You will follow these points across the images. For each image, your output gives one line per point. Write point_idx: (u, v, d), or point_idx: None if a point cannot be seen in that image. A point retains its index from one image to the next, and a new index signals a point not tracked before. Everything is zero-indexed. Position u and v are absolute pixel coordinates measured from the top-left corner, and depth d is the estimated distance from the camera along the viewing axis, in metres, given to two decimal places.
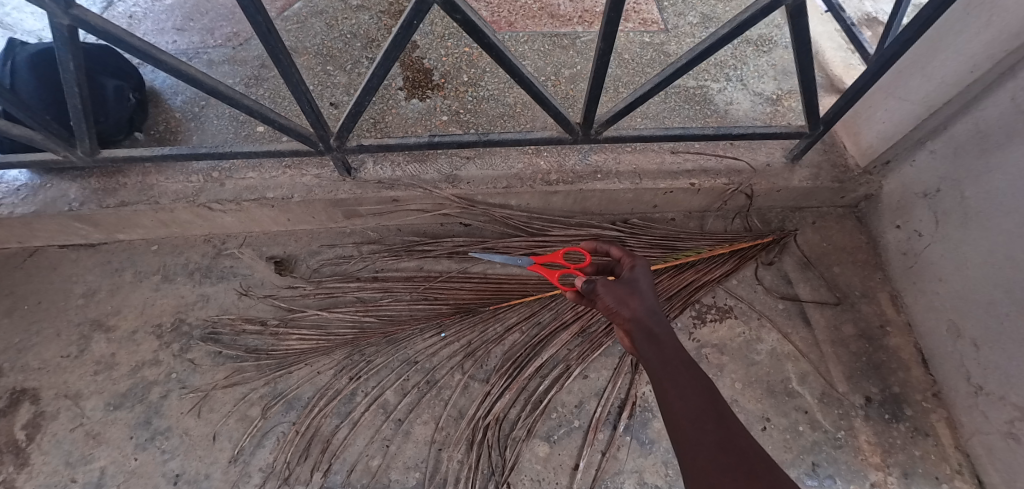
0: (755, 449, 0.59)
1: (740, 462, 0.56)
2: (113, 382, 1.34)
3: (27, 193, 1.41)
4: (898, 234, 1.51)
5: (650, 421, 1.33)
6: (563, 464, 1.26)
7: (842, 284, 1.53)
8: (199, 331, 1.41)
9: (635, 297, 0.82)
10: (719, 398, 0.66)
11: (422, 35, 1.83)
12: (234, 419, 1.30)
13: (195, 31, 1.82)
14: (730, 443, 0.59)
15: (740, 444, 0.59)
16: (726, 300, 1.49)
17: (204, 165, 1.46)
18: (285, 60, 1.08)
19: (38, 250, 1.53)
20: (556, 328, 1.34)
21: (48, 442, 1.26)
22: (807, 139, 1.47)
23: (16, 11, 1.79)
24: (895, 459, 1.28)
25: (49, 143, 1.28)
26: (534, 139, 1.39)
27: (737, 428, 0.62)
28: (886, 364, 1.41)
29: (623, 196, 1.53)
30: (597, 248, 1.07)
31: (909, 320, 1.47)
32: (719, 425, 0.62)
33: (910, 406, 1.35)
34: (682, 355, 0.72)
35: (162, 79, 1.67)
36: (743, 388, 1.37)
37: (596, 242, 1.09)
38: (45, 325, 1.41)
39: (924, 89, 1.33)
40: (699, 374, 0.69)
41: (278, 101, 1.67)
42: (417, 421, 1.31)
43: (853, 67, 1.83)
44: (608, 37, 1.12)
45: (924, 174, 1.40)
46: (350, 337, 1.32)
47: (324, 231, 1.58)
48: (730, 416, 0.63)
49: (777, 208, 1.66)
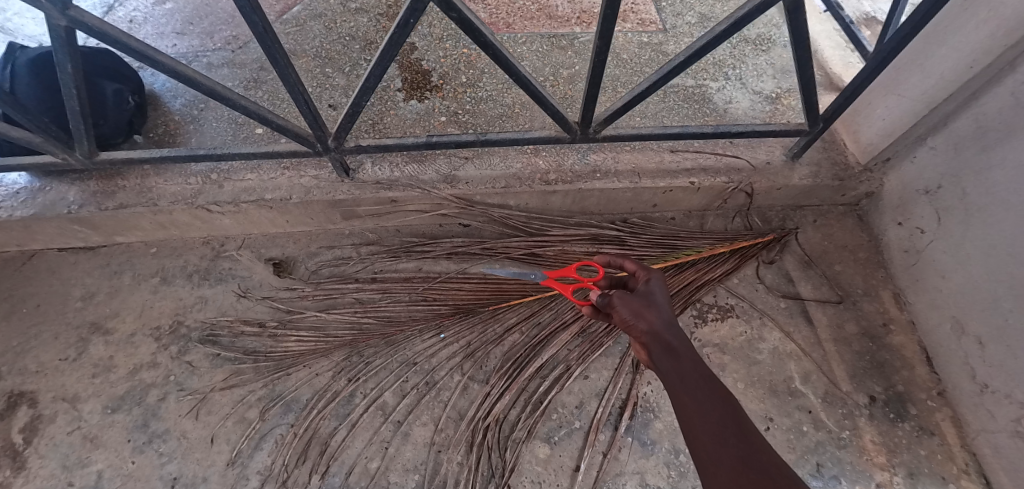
0: (780, 467, 0.55)
1: (762, 477, 0.53)
2: (111, 385, 1.33)
3: (27, 196, 1.41)
4: (900, 232, 1.50)
5: (651, 421, 1.32)
6: (563, 466, 1.25)
7: (844, 282, 1.52)
8: (197, 334, 1.40)
9: (651, 309, 0.81)
10: (741, 412, 0.63)
11: (421, 37, 1.83)
12: (232, 422, 1.29)
13: (194, 35, 1.83)
14: (752, 458, 0.56)
15: (762, 460, 0.56)
16: (727, 299, 1.48)
17: (203, 167, 1.46)
18: (282, 61, 1.07)
19: (37, 254, 1.53)
20: (556, 329, 1.33)
21: (45, 446, 1.25)
22: (807, 137, 1.46)
23: (17, 17, 1.81)
24: (900, 459, 1.26)
25: (47, 146, 1.28)
26: (532, 139, 1.38)
27: (761, 444, 0.59)
28: (890, 362, 1.40)
29: (622, 196, 1.52)
30: (609, 261, 1.07)
31: (912, 319, 1.46)
32: (741, 440, 0.59)
33: (915, 405, 1.34)
34: (700, 368, 0.70)
35: (162, 83, 1.67)
36: (745, 388, 1.35)
37: (608, 255, 1.08)
38: (44, 328, 1.41)
39: (924, 86, 1.32)
40: (719, 387, 0.67)
41: (277, 103, 1.67)
42: (416, 423, 1.29)
43: (851, 65, 1.83)
44: (605, 35, 1.11)
45: (924, 170, 1.40)
46: (348, 339, 1.31)
47: (322, 233, 1.58)
48: (752, 431, 0.60)
49: (777, 207, 1.65)
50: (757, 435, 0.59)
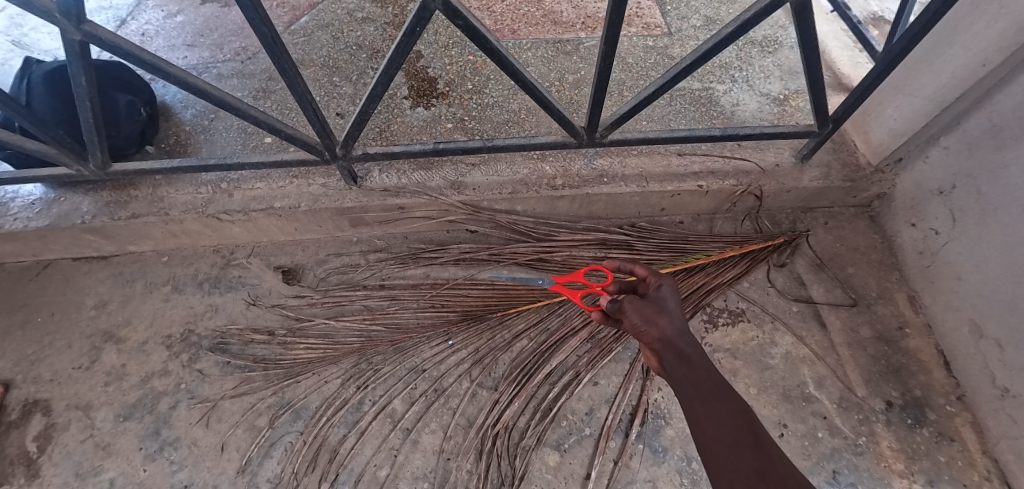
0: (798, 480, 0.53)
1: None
2: (123, 393, 1.34)
3: (41, 207, 1.44)
4: (913, 233, 1.48)
5: (662, 428, 1.30)
6: (574, 474, 1.24)
7: (857, 285, 1.49)
8: (208, 342, 1.41)
9: (663, 316, 0.80)
10: (758, 422, 0.61)
11: (426, 45, 1.85)
12: (242, 430, 1.29)
13: (204, 46, 1.86)
14: (768, 468, 0.54)
15: (779, 472, 0.54)
16: (737, 303, 1.46)
17: (213, 176, 1.48)
18: (290, 71, 1.08)
19: (52, 263, 1.55)
20: (564, 335, 1.31)
21: (59, 454, 1.26)
22: (816, 138, 1.44)
23: (34, 32, 1.85)
24: (919, 466, 1.24)
25: (62, 157, 1.29)
26: (539, 144, 1.38)
27: (778, 455, 0.56)
28: (906, 366, 1.37)
29: (630, 200, 1.52)
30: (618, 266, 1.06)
31: (928, 322, 1.43)
32: (757, 451, 0.57)
33: (933, 410, 1.31)
34: (714, 377, 0.68)
35: (173, 94, 1.70)
36: (757, 394, 1.33)
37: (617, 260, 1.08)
38: (57, 337, 1.43)
39: (935, 86, 1.31)
40: (734, 397, 0.65)
41: (285, 113, 1.69)
42: (425, 430, 1.29)
43: (860, 66, 1.82)
44: (611, 39, 1.10)
45: (939, 170, 1.37)
46: (357, 346, 1.30)
47: (331, 240, 1.59)
48: (769, 443, 0.58)
49: (787, 209, 1.63)
50: (775, 446, 0.57)
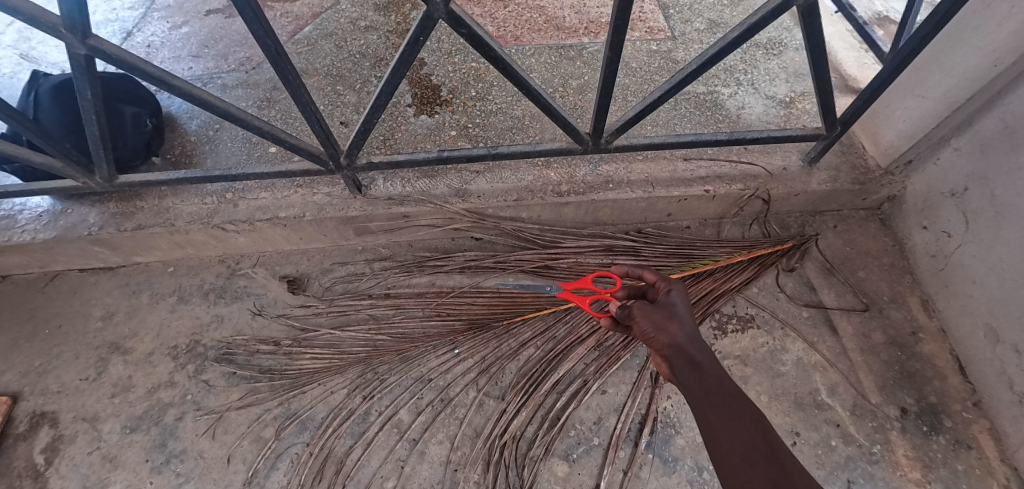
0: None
1: None
2: (130, 405, 1.34)
3: (49, 218, 1.44)
4: (925, 236, 1.46)
5: (672, 437, 1.28)
6: (583, 484, 1.22)
7: (868, 289, 1.47)
8: (214, 353, 1.41)
9: (673, 322, 0.79)
10: (772, 431, 0.60)
11: (429, 52, 1.85)
12: (248, 441, 1.28)
13: (209, 57, 1.87)
14: (784, 480, 0.53)
15: (795, 483, 0.52)
16: (746, 309, 1.44)
17: (218, 187, 1.49)
18: (294, 81, 1.08)
19: (60, 274, 1.56)
20: (572, 343, 1.30)
21: (66, 466, 1.26)
22: (825, 140, 1.43)
23: (41, 45, 1.87)
24: (936, 474, 1.21)
25: (69, 170, 1.30)
26: (544, 151, 1.37)
27: (794, 466, 0.55)
28: (920, 372, 1.34)
29: (636, 206, 1.50)
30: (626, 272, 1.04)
31: (943, 326, 1.40)
32: (771, 460, 0.55)
33: (950, 417, 1.28)
34: (726, 384, 0.67)
35: (179, 105, 1.71)
36: (768, 401, 1.31)
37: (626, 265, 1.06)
38: (65, 349, 1.43)
39: (946, 86, 1.29)
40: (747, 405, 0.63)
41: (290, 122, 1.69)
42: (432, 441, 1.28)
43: (867, 67, 1.80)
44: (615, 45, 1.09)
45: (951, 172, 1.35)
46: (363, 355, 1.29)
47: (336, 249, 1.58)
48: (785, 453, 0.56)
49: (795, 213, 1.61)
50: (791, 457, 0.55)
